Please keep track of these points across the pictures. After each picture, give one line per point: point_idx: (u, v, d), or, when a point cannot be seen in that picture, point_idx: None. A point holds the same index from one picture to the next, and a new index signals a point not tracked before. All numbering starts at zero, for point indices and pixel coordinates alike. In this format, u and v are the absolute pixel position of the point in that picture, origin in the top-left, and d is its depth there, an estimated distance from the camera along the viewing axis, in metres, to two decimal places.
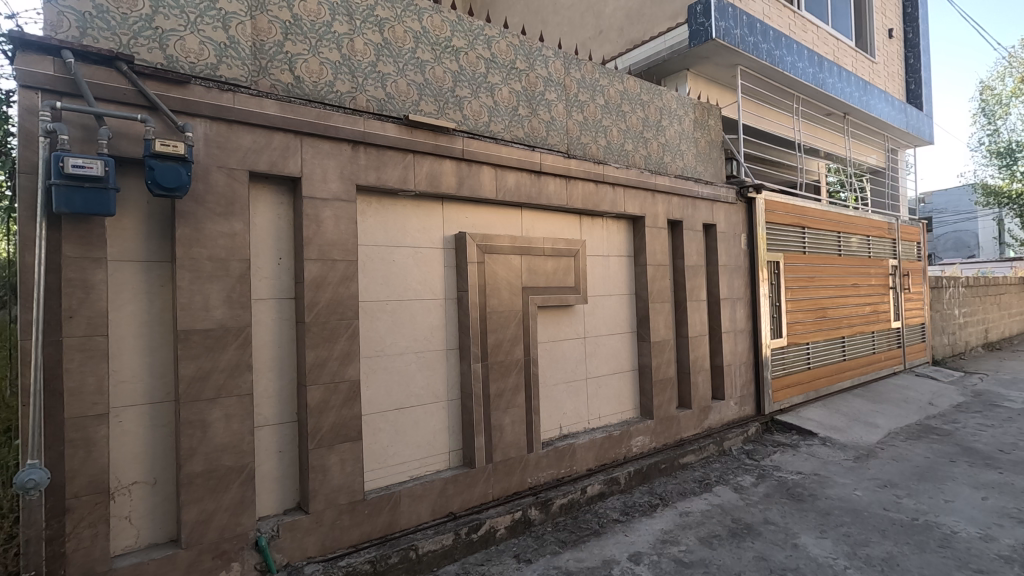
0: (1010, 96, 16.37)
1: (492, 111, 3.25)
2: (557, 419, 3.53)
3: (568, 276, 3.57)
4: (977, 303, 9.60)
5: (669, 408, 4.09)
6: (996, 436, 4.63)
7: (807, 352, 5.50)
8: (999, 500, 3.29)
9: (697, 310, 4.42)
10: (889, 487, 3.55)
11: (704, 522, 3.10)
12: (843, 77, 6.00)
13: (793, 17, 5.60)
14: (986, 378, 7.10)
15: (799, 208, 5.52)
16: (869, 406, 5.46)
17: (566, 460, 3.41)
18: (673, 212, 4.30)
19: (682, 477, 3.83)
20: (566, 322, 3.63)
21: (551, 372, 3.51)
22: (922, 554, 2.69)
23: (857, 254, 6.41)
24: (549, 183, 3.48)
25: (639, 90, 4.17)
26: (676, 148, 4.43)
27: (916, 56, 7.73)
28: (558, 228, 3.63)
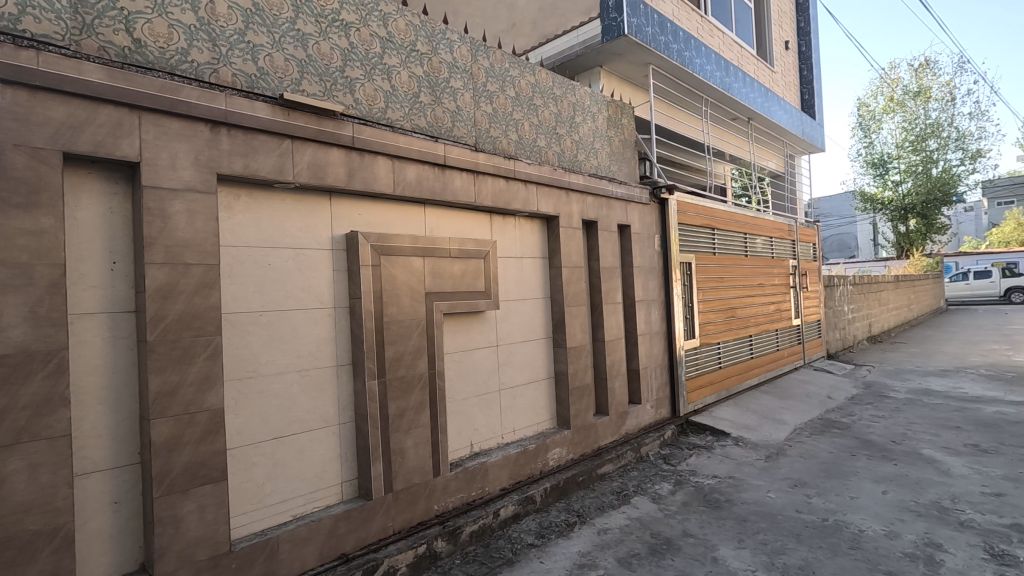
0: (881, 112, 18.20)
1: (389, 97, 2.90)
2: (468, 436, 3.24)
3: (478, 279, 3.29)
4: (862, 300, 10.42)
5: (586, 416, 3.93)
6: (888, 427, 4.89)
7: (718, 352, 5.59)
8: (897, 494, 3.40)
9: (613, 313, 4.30)
10: (799, 487, 3.58)
11: (623, 540, 2.93)
12: (747, 82, 6.20)
13: (701, 21, 5.68)
14: (873, 370, 7.64)
15: (709, 209, 5.59)
16: (775, 402, 5.64)
17: (478, 481, 3.13)
18: (588, 212, 4.15)
19: (600, 489, 3.67)
20: (477, 330, 3.35)
21: (460, 386, 3.21)
22: (836, 558, 2.65)
23: (761, 255, 6.65)
24: (456, 177, 3.18)
25: (552, 84, 3.98)
26: (590, 146, 4.28)
27: (810, 68, 8.21)
28: (466, 228, 3.34)
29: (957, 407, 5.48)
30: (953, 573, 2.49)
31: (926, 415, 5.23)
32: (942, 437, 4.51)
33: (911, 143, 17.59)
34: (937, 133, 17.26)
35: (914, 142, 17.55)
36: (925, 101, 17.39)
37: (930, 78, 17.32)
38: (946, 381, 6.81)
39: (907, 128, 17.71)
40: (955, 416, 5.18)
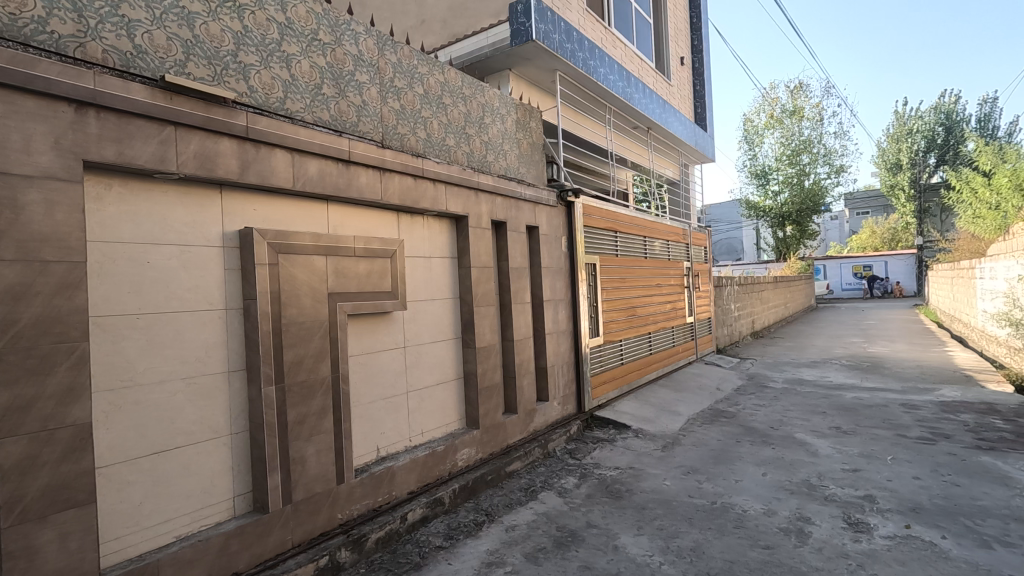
0: (763, 128, 20.02)
1: (288, 86, 2.74)
2: (373, 441, 3.14)
3: (384, 279, 3.20)
4: (746, 299, 11.40)
5: (495, 415, 3.96)
6: (767, 414, 5.38)
7: (620, 349, 5.86)
8: (774, 474, 3.76)
9: (522, 313, 4.37)
10: (692, 473, 3.84)
11: (530, 536, 2.99)
12: (647, 93, 6.57)
13: (605, 32, 5.92)
14: (755, 363, 8.39)
15: (612, 212, 5.85)
16: (671, 395, 6.02)
17: (384, 486, 3.05)
18: (497, 213, 4.18)
19: (508, 487, 3.72)
20: (384, 331, 3.26)
21: (366, 389, 3.11)
22: (723, 538, 2.87)
23: (659, 257, 7.06)
24: (360, 174, 3.07)
25: (461, 84, 3.96)
26: (499, 148, 4.32)
27: (702, 84, 8.83)
28: (372, 226, 3.24)
29: (823, 394, 6.15)
30: (819, 542, 2.79)
31: (798, 403, 5.83)
32: (811, 421, 5.05)
33: (788, 157, 19.53)
34: (808, 149, 19.29)
35: (790, 157, 19.50)
36: (799, 120, 19.37)
37: (803, 99, 19.31)
38: (815, 371, 7.63)
39: (784, 143, 19.62)
40: (822, 402, 5.81)
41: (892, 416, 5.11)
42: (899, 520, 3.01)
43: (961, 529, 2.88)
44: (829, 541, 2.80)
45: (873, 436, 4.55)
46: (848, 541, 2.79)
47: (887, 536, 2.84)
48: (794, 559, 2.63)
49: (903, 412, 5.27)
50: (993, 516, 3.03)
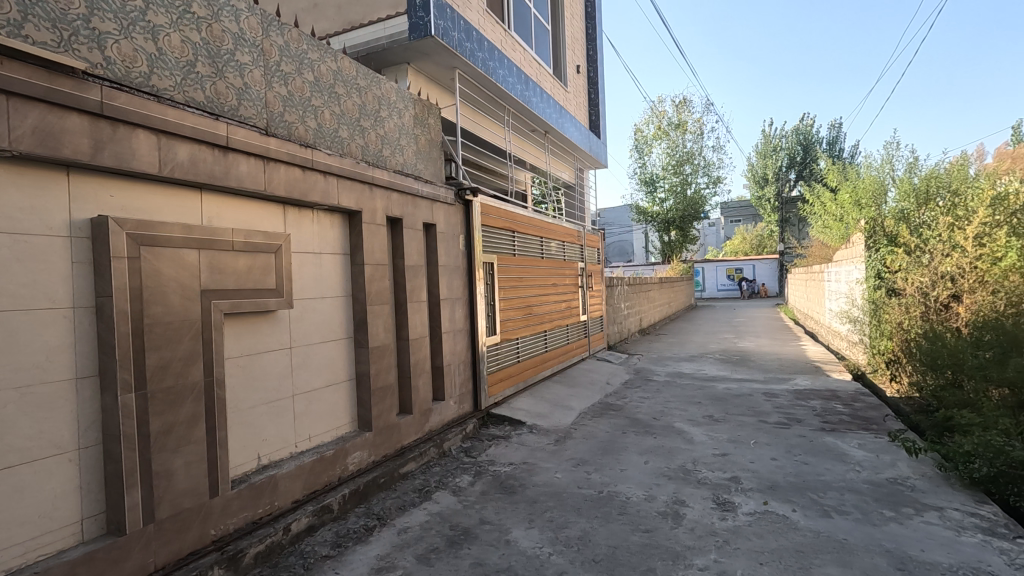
0: (652, 138, 21.40)
1: (154, 61, 2.47)
2: (254, 449, 2.93)
3: (268, 275, 3.00)
4: (635, 298, 12.14)
5: (389, 416, 3.86)
6: (651, 406, 5.76)
7: (517, 347, 5.98)
8: (655, 462, 4.04)
9: (418, 312, 4.31)
10: (581, 465, 4.01)
11: (423, 537, 2.95)
12: (544, 98, 6.75)
13: (504, 34, 6.00)
14: (642, 358, 8.96)
15: (510, 212, 5.93)
16: (565, 391, 6.25)
17: (265, 496, 2.86)
18: (392, 209, 4.08)
19: (402, 488, 3.64)
20: (267, 330, 3.05)
21: (245, 394, 2.89)
22: (608, 525, 3.03)
23: (555, 257, 7.29)
24: (241, 162, 2.85)
25: (356, 74, 3.82)
26: (396, 143, 4.22)
27: (596, 92, 9.24)
28: (254, 219, 3.03)
29: (699, 386, 6.70)
30: (692, 523, 3.03)
31: (678, 394, 6.30)
32: (689, 411, 5.49)
33: (673, 167, 21.06)
34: (690, 160, 20.96)
35: (675, 166, 21.05)
36: (683, 133, 20.98)
37: (687, 114, 20.93)
38: (693, 365, 8.30)
39: (670, 153, 21.13)
40: (698, 393, 6.33)
41: (756, 404, 5.69)
42: (758, 497, 3.35)
43: (808, 502, 3.28)
44: (701, 520, 3.05)
45: (740, 422, 5.03)
46: (716, 519, 3.07)
47: (749, 512, 3.15)
48: (670, 539, 2.83)
49: (764, 400, 5.89)
50: (833, 489, 3.48)
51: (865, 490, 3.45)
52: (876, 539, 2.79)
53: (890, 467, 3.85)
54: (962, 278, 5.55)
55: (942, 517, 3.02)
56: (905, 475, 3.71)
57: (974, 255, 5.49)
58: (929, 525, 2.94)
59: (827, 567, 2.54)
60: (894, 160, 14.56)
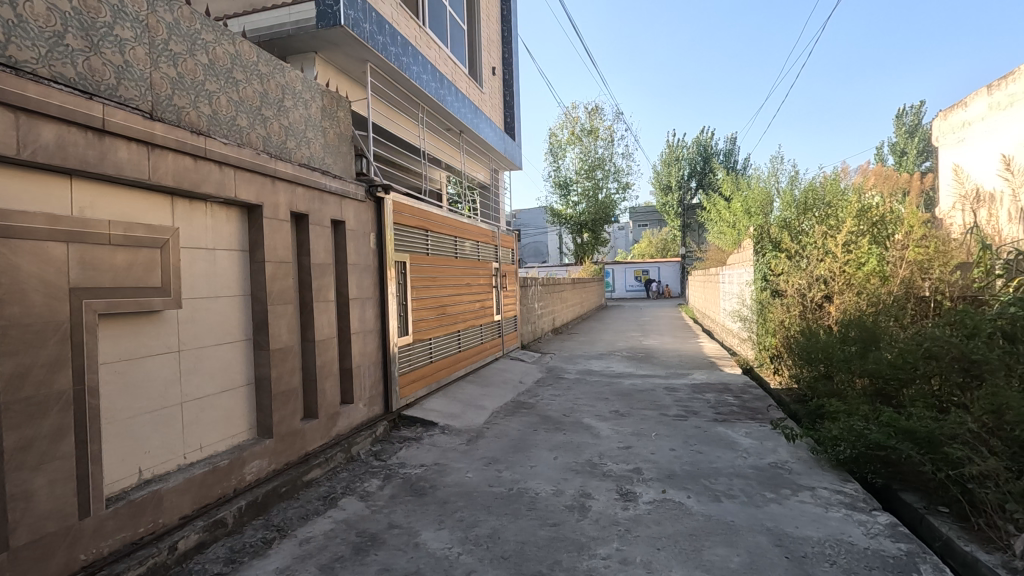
0: (566, 143, 22.03)
1: (13, 28, 2.17)
2: (135, 462, 2.68)
3: (152, 272, 2.75)
4: (548, 299, 12.43)
5: (292, 422, 3.68)
6: (561, 403, 5.92)
7: (429, 347, 5.91)
8: (564, 457, 4.16)
9: (325, 312, 4.14)
10: (492, 464, 4.04)
11: (327, 546, 2.84)
12: (459, 97, 6.74)
13: (418, 30, 5.92)
14: (554, 357, 9.20)
15: (424, 211, 5.85)
16: (478, 391, 6.27)
17: (148, 514, 2.62)
18: (297, 204, 3.88)
19: (306, 497, 3.48)
20: (151, 332, 2.79)
21: (122, 402, 2.63)
22: (517, 521, 3.08)
23: (469, 257, 7.29)
24: (120, 147, 2.59)
25: (256, 59, 3.60)
26: (302, 135, 4.02)
27: (511, 94, 9.36)
28: (136, 210, 2.76)
29: (607, 382, 6.99)
30: (597, 514, 3.15)
31: (587, 391, 6.54)
32: (597, 407, 5.71)
33: (585, 171, 21.83)
34: (602, 166, 21.85)
35: (587, 171, 21.83)
36: (595, 139, 21.81)
37: (598, 121, 21.78)
38: (602, 362, 8.65)
39: (583, 158, 21.87)
40: (605, 389, 6.60)
41: (657, 398, 6.03)
42: (658, 486, 3.55)
43: (701, 488, 3.52)
44: (605, 511, 3.19)
45: (643, 416, 5.31)
46: (619, 509, 3.21)
47: (649, 501, 3.33)
48: (575, 532, 2.93)
49: (665, 395, 6.25)
50: (723, 475, 3.76)
51: (751, 474, 3.76)
52: (759, 519, 3.05)
53: (772, 452, 4.23)
54: (833, 281, 6.24)
55: (814, 496, 3.36)
56: (783, 458, 4.09)
57: (843, 261, 6.13)
58: (802, 503, 3.26)
59: (716, 547, 2.74)
60: (779, 173, 16.03)
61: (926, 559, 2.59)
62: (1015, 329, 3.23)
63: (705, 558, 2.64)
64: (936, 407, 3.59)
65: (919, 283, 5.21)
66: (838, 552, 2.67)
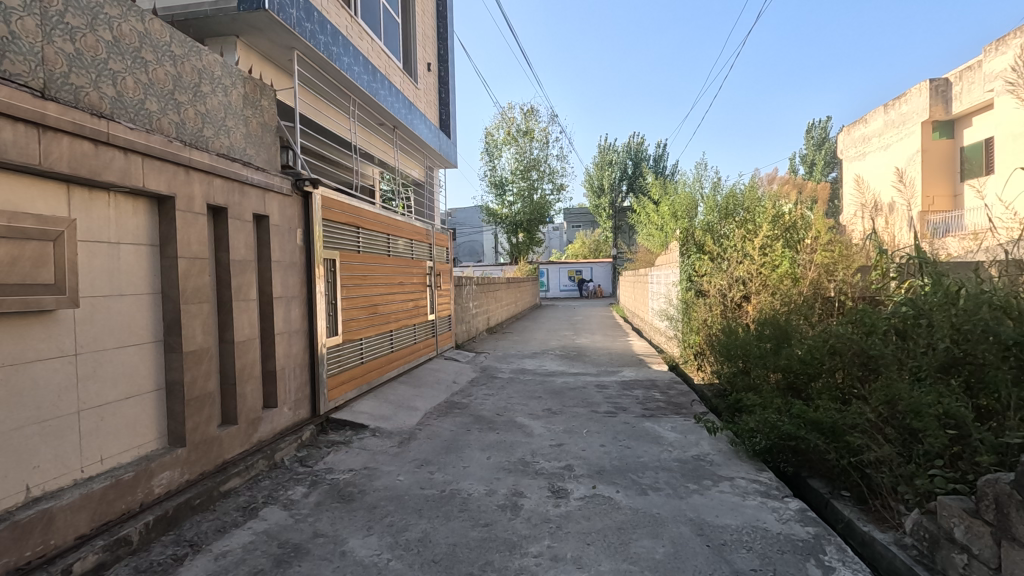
0: (501, 143, 22.17)
1: None
2: (22, 477, 2.41)
3: (42, 268, 2.48)
4: (483, 298, 12.44)
5: (208, 429, 3.44)
6: (494, 402, 5.93)
7: (360, 348, 5.73)
8: (496, 456, 4.16)
9: (245, 311, 3.91)
10: (424, 466, 3.97)
11: (245, 559, 2.68)
12: (393, 92, 6.59)
13: (350, 20, 5.72)
14: (488, 356, 9.20)
15: (355, 207, 5.66)
16: (410, 392, 6.15)
17: (36, 535, 2.37)
18: (215, 196, 3.64)
19: (222, 508, 3.27)
20: (41, 334, 2.52)
21: (6, 412, 2.36)
22: (448, 523, 3.04)
23: (402, 255, 7.14)
24: (3, 127, 2.32)
25: (168, 40, 3.34)
26: (220, 123, 3.77)
27: (447, 91, 9.27)
28: (24, 200, 2.48)
29: (539, 380, 7.07)
30: (528, 512, 3.17)
31: (520, 389, 6.59)
32: (529, 405, 5.76)
33: (521, 172, 22.05)
34: (537, 167, 22.16)
35: (522, 172, 22.08)
36: (530, 141, 22.09)
37: (534, 122, 22.05)
38: (535, 361, 8.74)
39: (518, 158, 22.08)
40: (538, 388, 6.68)
41: (588, 395, 6.17)
42: (588, 482, 3.62)
43: (629, 482, 3.62)
44: (536, 509, 3.21)
45: (574, 413, 5.41)
46: (550, 506, 3.24)
47: (579, 497, 3.39)
48: (507, 531, 2.93)
49: (595, 392, 6.41)
50: (649, 469, 3.89)
51: (675, 467, 3.92)
52: (682, 511, 3.18)
53: (694, 445, 4.42)
54: (751, 281, 6.63)
55: (732, 485, 3.55)
56: (705, 451, 4.30)
57: (760, 263, 6.51)
58: (722, 493, 3.43)
59: (642, 540, 2.82)
60: (703, 179, 16.87)
61: (830, 540, 2.80)
62: (905, 327, 3.51)
63: (632, 550, 2.71)
64: (839, 399, 3.90)
65: (825, 285, 5.65)
66: (755, 538, 2.82)
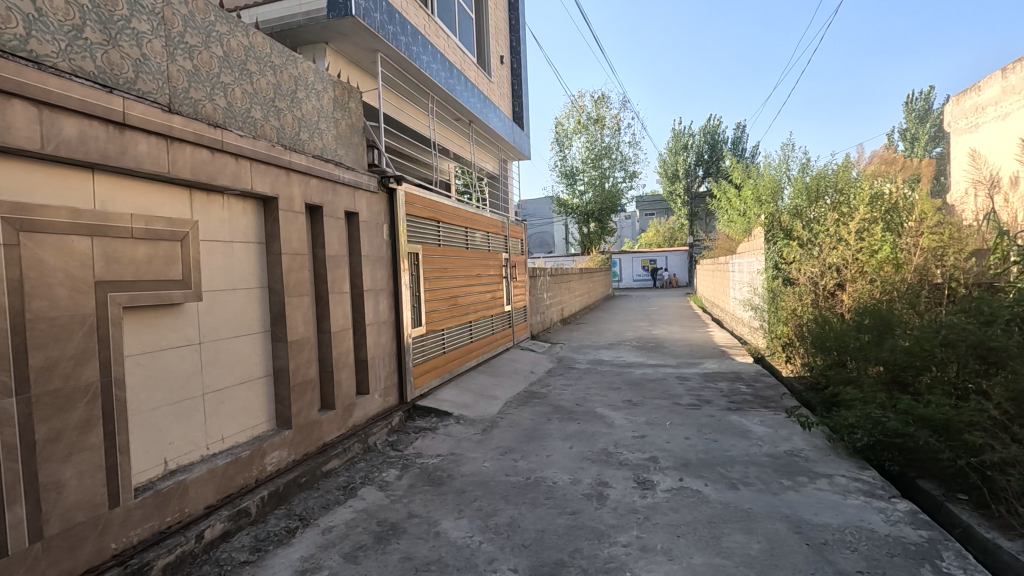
0: (572, 132, 21.98)
1: (33, 21, 2.17)
2: (159, 453, 2.71)
3: (171, 265, 2.76)
4: (557, 289, 12.46)
5: (309, 413, 3.71)
6: (573, 392, 5.95)
7: (442, 338, 5.94)
8: (579, 446, 4.18)
9: (340, 304, 4.16)
10: (508, 453, 4.07)
11: (348, 535, 2.87)
12: (469, 87, 6.70)
13: (428, 19, 5.87)
14: (563, 346, 9.22)
15: (435, 202, 5.84)
16: (489, 381, 6.30)
17: (174, 503, 2.66)
18: (311, 196, 3.88)
19: (325, 487, 3.52)
20: (171, 325, 2.81)
21: (146, 394, 2.66)
22: (535, 510, 3.10)
23: (479, 248, 7.29)
24: (139, 140, 2.59)
25: (269, 51, 3.58)
26: (314, 126, 4.02)
27: (519, 83, 9.30)
28: (155, 204, 2.77)
29: (617, 372, 7.00)
30: (615, 502, 3.17)
31: (598, 380, 6.57)
32: (609, 396, 5.73)
33: (592, 160, 21.78)
34: (608, 154, 21.80)
35: (593, 160, 21.79)
36: (601, 128, 21.76)
37: (605, 110, 21.66)
38: (612, 352, 8.66)
39: (589, 147, 21.82)
40: (617, 379, 6.62)
41: (669, 387, 6.05)
42: (674, 475, 3.56)
43: (717, 476, 3.53)
44: (622, 500, 3.20)
45: (655, 405, 5.33)
46: (637, 497, 3.23)
47: (666, 489, 3.35)
48: (594, 520, 2.95)
49: (677, 383, 6.28)
50: (738, 463, 3.77)
51: (766, 462, 3.77)
52: (776, 507, 3.06)
53: (786, 441, 4.22)
54: (846, 268, 6.22)
55: (831, 483, 3.37)
56: (799, 446, 4.10)
57: (856, 248, 6.12)
58: (820, 491, 3.27)
59: (734, 534, 2.75)
60: (789, 160, 15.91)
61: (948, 545, 2.59)
62: None
63: (724, 545, 2.65)
64: (953, 394, 3.55)
65: (932, 270, 4.97)
66: (859, 539, 2.67)
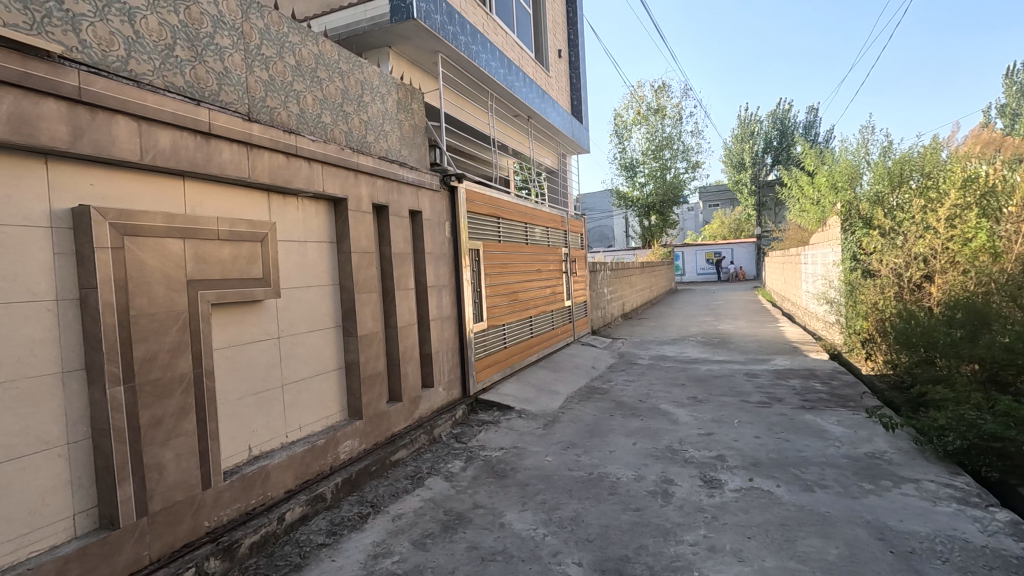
0: (631, 123, 21.52)
1: (132, 44, 2.37)
2: (244, 439, 2.92)
3: (253, 264, 2.95)
4: (618, 283, 12.29)
5: (379, 404, 3.86)
6: (636, 388, 5.86)
7: (503, 333, 6.01)
8: (643, 443, 4.12)
9: (405, 299, 4.29)
10: (570, 448, 4.07)
11: (417, 523, 2.97)
12: (527, 82, 6.71)
13: (486, 18, 5.92)
14: (625, 342, 9.10)
15: (495, 198, 5.90)
16: (550, 376, 6.32)
17: (258, 486, 2.85)
18: (377, 196, 4.03)
19: (394, 476, 3.66)
20: (253, 320, 3.00)
21: (233, 384, 2.86)
22: (599, 505, 3.10)
23: (539, 243, 7.30)
24: (223, 148, 2.78)
25: (337, 58, 3.74)
26: (380, 128, 4.16)
27: (577, 76, 9.21)
28: (238, 207, 2.97)
29: (682, 368, 6.83)
30: (681, 500, 3.11)
31: (661, 376, 6.44)
32: (673, 392, 5.61)
33: (652, 152, 21.25)
34: (670, 145, 21.20)
35: (654, 151, 21.25)
36: (662, 118, 21.18)
37: (666, 99, 21.05)
38: (675, 347, 8.46)
39: (649, 138, 21.29)
40: (681, 375, 6.47)
41: (737, 384, 5.84)
42: (744, 474, 3.44)
43: (790, 477, 3.39)
44: (689, 498, 3.13)
45: (722, 402, 5.16)
46: (704, 496, 3.15)
47: (735, 488, 3.25)
48: (659, 517, 2.91)
49: (745, 380, 6.05)
50: (813, 464, 3.60)
51: (844, 464, 3.57)
52: (856, 511, 2.90)
53: (867, 442, 3.98)
54: (935, 258, 5.77)
55: (918, 489, 3.15)
56: (881, 448, 3.85)
57: (946, 237, 5.64)
58: (905, 496, 3.07)
59: (810, 538, 2.63)
60: (869, 143, 14.88)
61: None
62: None
63: (799, 549, 2.54)
64: None
65: None
66: (950, 549, 2.49)
